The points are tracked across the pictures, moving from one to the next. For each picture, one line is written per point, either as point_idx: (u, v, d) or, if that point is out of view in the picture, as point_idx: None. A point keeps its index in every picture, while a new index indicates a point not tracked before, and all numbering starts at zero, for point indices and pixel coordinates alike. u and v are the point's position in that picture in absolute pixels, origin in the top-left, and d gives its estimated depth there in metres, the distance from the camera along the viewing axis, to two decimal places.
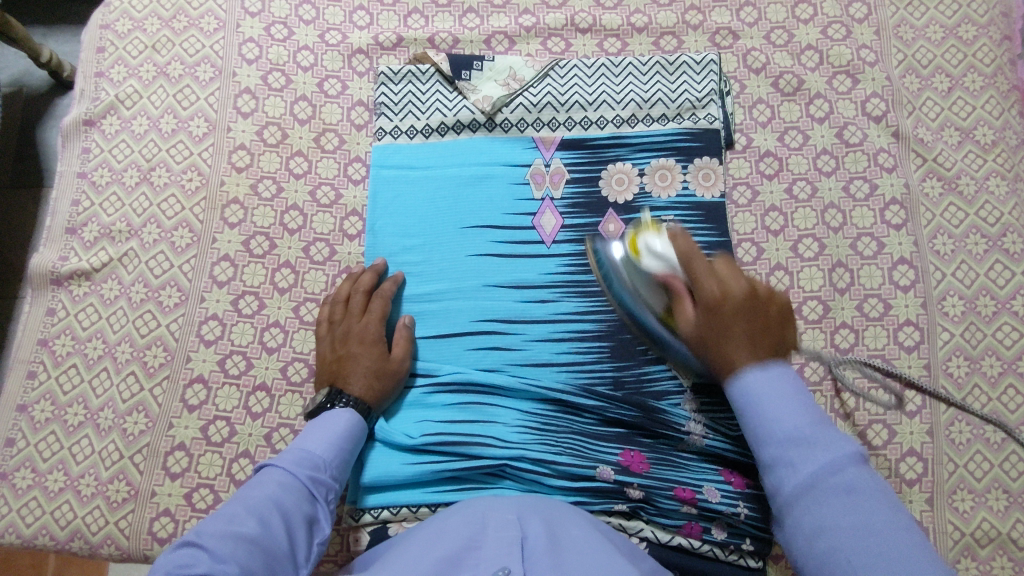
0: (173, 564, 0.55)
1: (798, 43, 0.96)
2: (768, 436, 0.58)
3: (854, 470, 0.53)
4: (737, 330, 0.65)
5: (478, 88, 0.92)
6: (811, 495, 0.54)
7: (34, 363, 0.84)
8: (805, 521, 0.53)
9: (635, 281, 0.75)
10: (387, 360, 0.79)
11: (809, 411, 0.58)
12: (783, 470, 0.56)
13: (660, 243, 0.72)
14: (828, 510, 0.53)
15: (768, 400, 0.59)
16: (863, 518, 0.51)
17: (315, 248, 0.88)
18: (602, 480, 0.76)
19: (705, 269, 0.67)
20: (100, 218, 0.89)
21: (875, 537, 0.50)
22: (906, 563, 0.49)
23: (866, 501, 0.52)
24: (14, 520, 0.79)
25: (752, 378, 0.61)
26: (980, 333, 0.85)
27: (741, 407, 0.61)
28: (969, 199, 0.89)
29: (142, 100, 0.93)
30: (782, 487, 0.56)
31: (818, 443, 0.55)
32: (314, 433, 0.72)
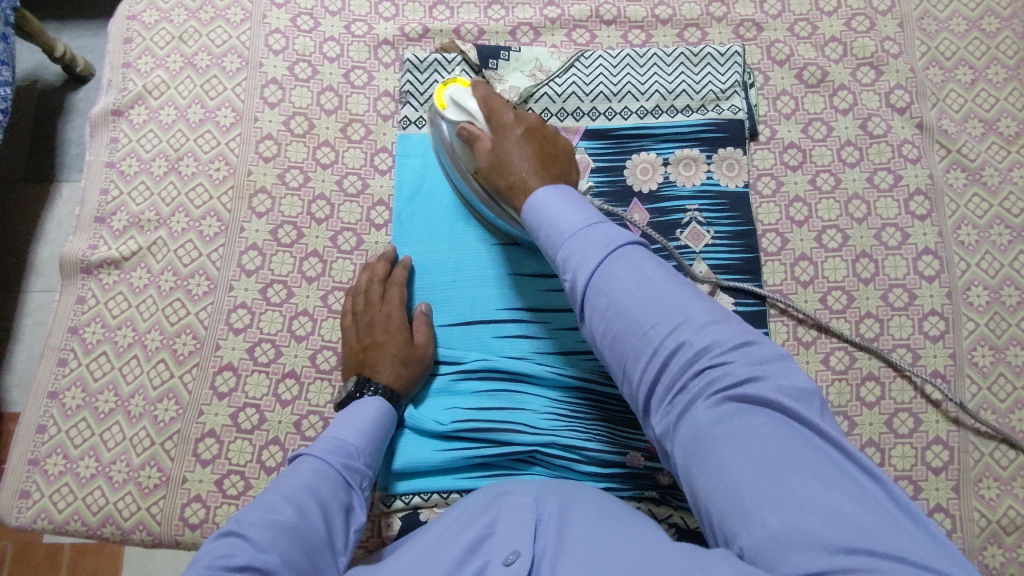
0: (215, 554, 0.57)
1: (822, 35, 0.96)
2: (561, 235, 0.64)
3: (635, 252, 0.62)
4: (529, 153, 0.73)
5: (504, 78, 0.93)
6: (602, 277, 0.61)
7: (65, 350, 0.85)
8: (602, 303, 0.61)
9: (448, 135, 0.82)
10: (411, 347, 0.80)
11: (592, 209, 0.65)
12: (580, 259, 0.62)
13: (466, 94, 0.79)
14: (618, 285, 0.60)
15: (556, 206, 0.66)
16: (649, 285, 0.60)
17: (342, 238, 0.89)
18: (632, 467, 0.77)
19: (503, 107, 0.77)
20: (129, 207, 0.89)
21: (659, 300, 0.59)
22: (683, 313, 0.59)
23: (648, 271, 0.61)
24: (46, 506, 0.79)
25: (542, 191, 0.67)
26: (1005, 323, 0.85)
27: (540, 224, 0.66)
28: (993, 190, 0.90)
29: (169, 90, 0.94)
30: (578, 280, 0.62)
31: (601, 240, 0.62)
32: (345, 421, 0.72)
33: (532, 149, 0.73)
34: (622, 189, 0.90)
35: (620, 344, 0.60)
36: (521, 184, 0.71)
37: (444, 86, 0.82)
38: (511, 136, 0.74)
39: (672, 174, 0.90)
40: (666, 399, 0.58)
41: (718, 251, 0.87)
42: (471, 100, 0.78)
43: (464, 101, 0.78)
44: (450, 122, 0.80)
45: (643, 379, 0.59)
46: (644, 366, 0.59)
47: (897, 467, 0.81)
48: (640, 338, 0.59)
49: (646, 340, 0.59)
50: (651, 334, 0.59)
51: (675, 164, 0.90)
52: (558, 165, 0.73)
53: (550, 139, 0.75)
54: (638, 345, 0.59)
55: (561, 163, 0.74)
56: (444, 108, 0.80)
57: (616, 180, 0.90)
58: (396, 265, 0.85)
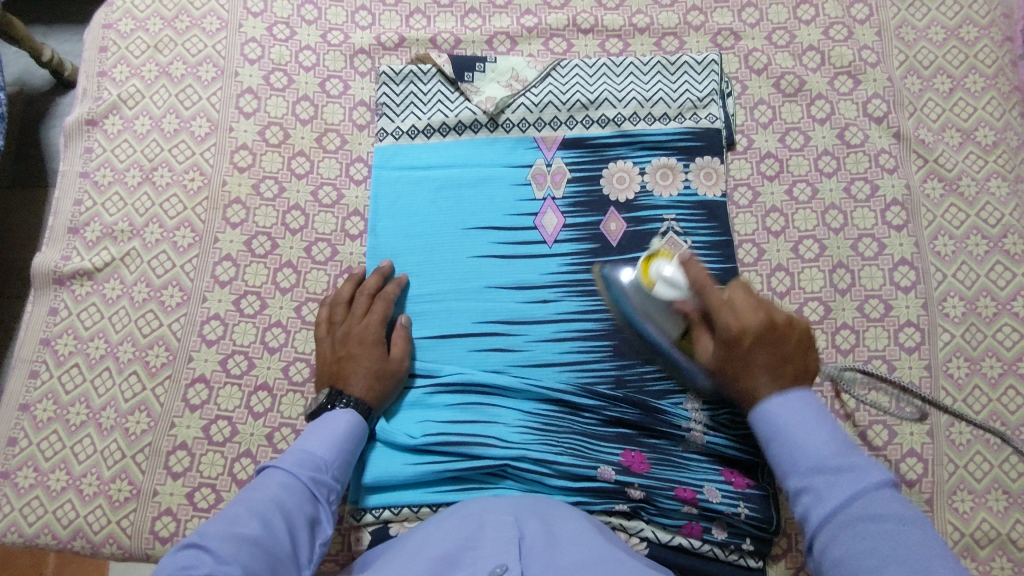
0: (175, 566, 0.55)
1: (800, 44, 0.96)
2: (791, 466, 0.57)
3: (881, 498, 0.52)
4: (757, 358, 0.66)
5: (481, 90, 0.92)
6: (838, 525, 0.52)
7: (36, 362, 0.84)
8: (834, 552, 0.51)
9: (651, 305, 0.76)
10: (387, 361, 0.79)
11: (836, 436, 0.56)
12: (807, 500, 0.54)
13: (672, 271, 0.74)
14: (855, 535, 0.50)
15: (790, 425, 0.58)
16: (892, 541, 0.49)
17: (317, 248, 0.88)
18: (603, 480, 0.76)
19: (722, 301, 0.69)
20: (103, 218, 0.89)
21: (904, 561, 0.48)
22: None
23: (899, 535, 0.49)
24: (16, 519, 0.79)
25: (771, 403, 0.60)
26: (981, 334, 0.85)
27: (765, 438, 0.60)
28: (970, 200, 0.89)
29: (144, 100, 0.93)
30: (807, 514, 0.54)
31: (840, 469, 0.54)
32: (314, 434, 0.72)
33: (762, 359, 0.65)
34: (599, 197, 0.89)
35: None
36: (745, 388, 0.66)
37: (646, 261, 0.77)
38: (742, 346, 0.66)
39: (649, 183, 0.89)
40: None
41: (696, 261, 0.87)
42: (682, 279, 0.73)
43: (676, 279, 0.74)
44: (658, 298, 0.75)
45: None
46: None
47: None
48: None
49: None
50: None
51: (652, 173, 0.90)
52: (791, 371, 0.65)
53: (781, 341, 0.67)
54: None
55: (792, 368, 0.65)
56: (649, 285, 0.75)
57: (593, 189, 0.89)
58: (384, 279, 0.84)
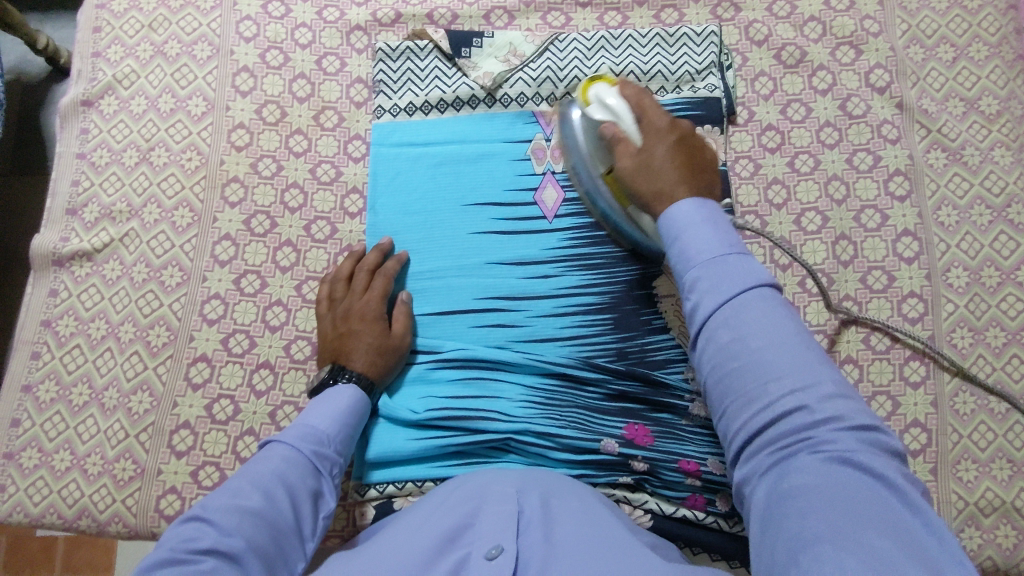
0: (178, 537, 0.55)
1: (801, 15, 0.95)
2: (689, 258, 0.57)
3: (770, 293, 0.54)
4: (670, 165, 0.68)
5: (478, 65, 0.92)
6: (729, 310, 0.53)
7: (38, 344, 0.84)
8: (722, 336, 0.53)
9: (588, 136, 0.77)
10: (388, 336, 0.79)
11: (727, 234, 0.58)
12: (698, 293, 0.55)
13: (610, 96, 0.73)
14: (745, 323, 0.53)
15: (691, 224, 0.59)
16: (779, 339, 0.52)
17: (316, 227, 0.88)
18: (606, 453, 0.76)
19: (655, 111, 0.71)
20: (101, 199, 0.89)
21: (787, 354, 0.51)
22: (808, 375, 0.50)
23: (782, 322, 0.52)
24: (22, 499, 0.79)
25: (682, 205, 0.61)
26: (985, 304, 0.84)
27: (670, 238, 0.60)
28: (974, 169, 0.89)
29: (140, 80, 0.92)
30: (698, 310, 0.55)
31: (736, 267, 0.55)
32: (317, 408, 0.71)
33: (674, 165, 0.67)
34: None
35: (726, 385, 0.52)
36: (660, 188, 0.67)
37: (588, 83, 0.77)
38: (664, 148, 0.68)
39: None
40: (755, 450, 0.50)
41: None
42: (612, 102, 0.72)
43: (606, 100, 0.73)
44: (594, 121, 0.75)
45: (741, 425, 0.51)
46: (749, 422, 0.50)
47: None
48: (756, 389, 0.51)
49: (762, 392, 0.50)
50: (768, 387, 0.50)
51: None
52: (697, 180, 0.68)
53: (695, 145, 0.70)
54: (755, 397, 0.51)
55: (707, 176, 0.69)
56: (587, 106, 0.75)
57: None
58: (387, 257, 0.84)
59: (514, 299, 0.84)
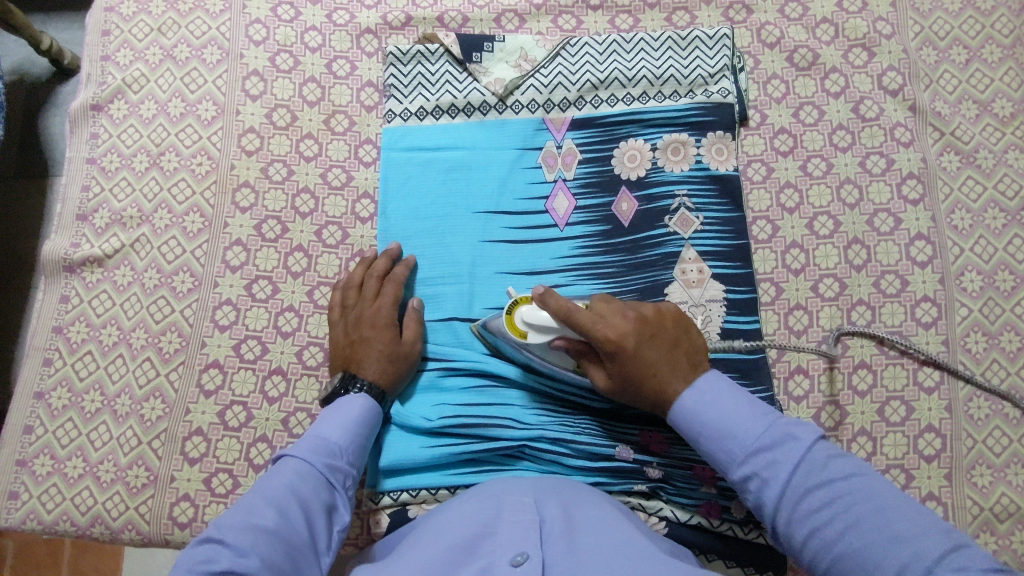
0: (195, 560, 0.56)
1: (813, 17, 0.95)
2: (729, 459, 0.61)
3: (824, 452, 0.57)
4: (654, 360, 0.67)
5: (489, 70, 0.91)
6: (790, 498, 0.56)
7: (49, 350, 0.84)
8: (800, 532, 0.55)
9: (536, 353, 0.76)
10: (398, 344, 0.78)
11: (750, 409, 0.62)
12: (755, 488, 0.59)
13: (544, 318, 0.73)
14: (829, 509, 0.54)
15: (712, 415, 0.63)
16: (865, 507, 0.53)
17: (327, 232, 0.87)
18: (621, 460, 0.77)
19: (591, 320, 0.69)
20: (111, 204, 0.88)
21: (883, 525, 0.52)
22: (910, 538, 0.50)
23: (855, 488, 0.54)
24: (35, 507, 0.79)
25: (684, 399, 0.65)
26: (999, 309, 0.84)
27: (696, 435, 0.64)
28: (988, 172, 0.88)
29: (149, 84, 0.92)
30: (762, 503, 0.58)
31: (779, 446, 0.58)
32: (328, 419, 0.71)
33: (657, 355, 0.67)
34: (610, 177, 0.88)
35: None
36: (663, 391, 0.66)
37: (509, 314, 0.75)
38: (632, 349, 0.67)
39: (660, 160, 0.88)
40: None
41: (709, 238, 0.86)
42: (548, 319, 0.72)
43: (541, 319, 0.73)
44: (539, 344, 0.74)
45: None
46: None
47: (889, 455, 0.80)
48: (873, 572, 0.51)
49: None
50: (883, 567, 0.50)
51: (664, 149, 0.89)
52: (683, 357, 0.68)
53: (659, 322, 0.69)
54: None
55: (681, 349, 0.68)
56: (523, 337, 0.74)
57: (604, 169, 0.88)
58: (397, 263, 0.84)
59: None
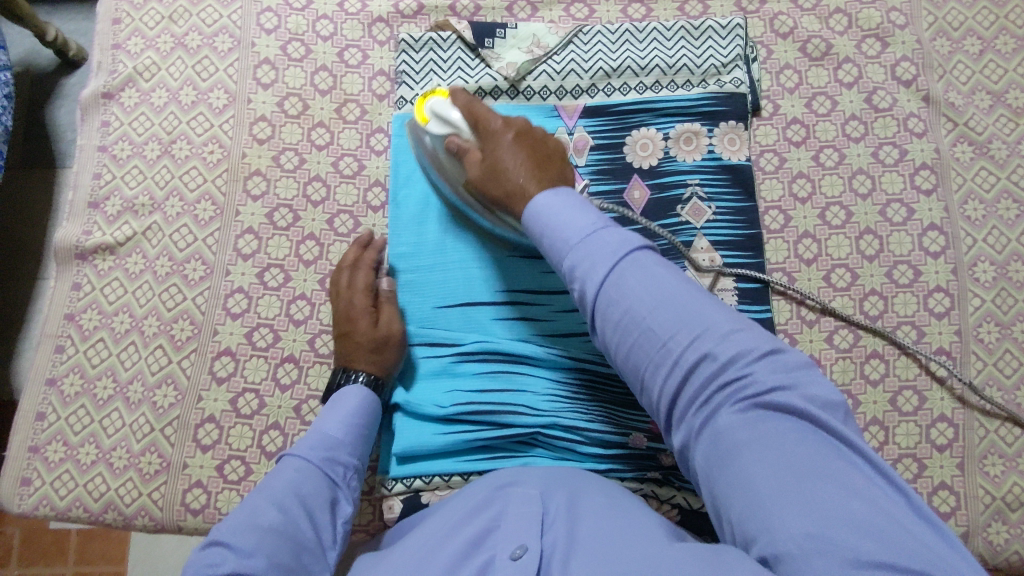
0: (202, 563, 0.56)
1: (827, 7, 0.94)
2: (565, 247, 0.60)
3: (647, 253, 0.58)
4: (519, 158, 0.68)
5: (501, 56, 0.91)
6: (610, 289, 0.56)
7: (62, 337, 0.84)
8: (614, 314, 0.57)
9: (437, 151, 0.79)
10: (376, 330, 0.78)
11: (595, 212, 0.61)
12: (584, 269, 0.58)
13: (449, 109, 0.75)
14: (632, 293, 0.56)
15: (557, 213, 0.61)
16: (668, 293, 0.56)
17: (339, 220, 0.87)
18: (634, 447, 0.77)
19: (488, 114, 0.72)
20: (123, 192, 0.88)
21: (682, 310, 0.55)
22: (705, 323, 0.54)
23: (662, 274, 0.56)
24: (48, 493, 0.79)
25: (540, 198, 0.63)
26: (1012, 299, 0.84)
27: (541, 230, 0.62)
28: (1001, 163, 0.88)
29: (160, 72, 0.92)
30: (586, 291, 0.58)
31: (609, 241, 0.58)
32: (328, 414, 0.71)
33: (524, 154, 0.68)
34: (622, 165, 0.88)
35: (636, 354, 0.56)
36: (517, 187, 0.66)
37: (423, 98, 0.78)
38: (504, 142, 0.69)
39: (672, 149, 0.88)
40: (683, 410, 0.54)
41: (720, 227, 0.86)
42: (455, 115, 0.74)
43: (449, 115, 0.75)
44: (438, 137, 0.77)
45: (662, 394, 0.55)
46: (666, 383, 0.55)
47: (901, 445, 0.80)
48: (657, 349, 0.55)
49: (666, 353, 0.54)
50: (670, 347, 0.54)
51: (676, 138, 0.88)
52: (551, 167, 0.68)
53: (540, 141, 0.70)
54: (659, 360, 0.55)
55: (553, 164, 0.69)
56: (426, 124, 0.77)
57: (616, 157, 0.88)
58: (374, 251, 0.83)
59: (465, 215, 0.85)
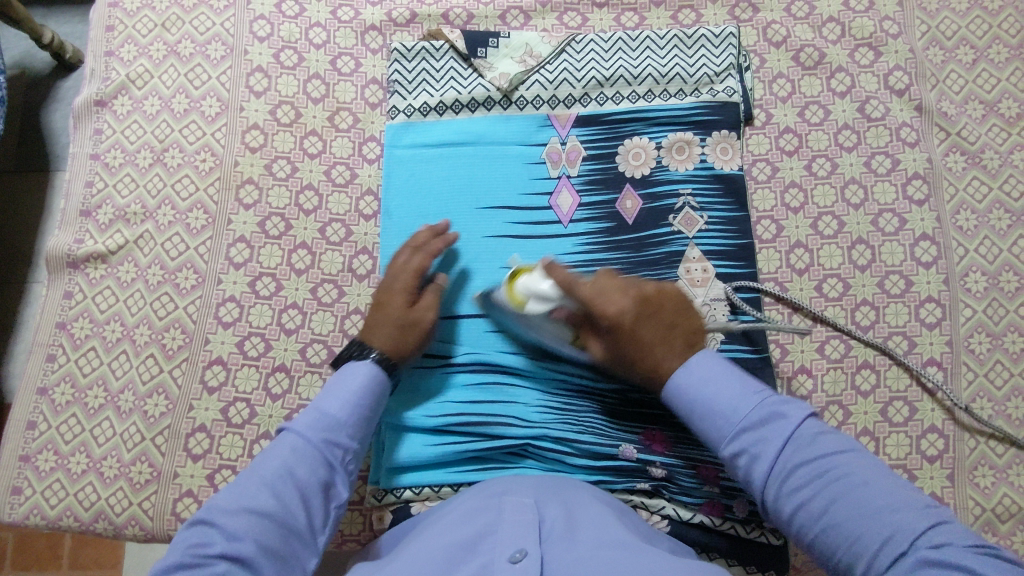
0: (188, 543, 0.57)
1: (820, 16, 0.94)
2: (723, 435, 0.63)
3: (814, 429, 0.60)
4: (645, 337, 0.71)
5: (494, 65, 0.90)
6: (778, 477, 0.59)
7: (53, 346, 0.84)
8: (790, 505, 0.58)
9: (534, 322, 0.77)
10: (408, 312, 0.76)
11: (749, 389, 0.64)
12: (750, 459, 0.61)
13: (540, 283, 0.73)
14: (805, 483, 0.58)
15: (710, 395, 0.65)
16: (839, 476, 0.57)
17: (331, 229, 0.87)
18: (624, 459, 0.77)
19: (592, 295, 0.71)
20: (115, 200, 0.88)
21: (857, 494, 0.55)
22: (890, 509, 0.54)
23: (832, 458, 0.58)
24: (39, 502, 0.79)
25: (681, 377, 0.67)
26: (1003, 310, 0.84)
27: (689, 412, 0.66)
28: (993, 173, 0.88)
29: (153, 80, 0.92)
30: (755, 478, 0.60)
31: (768, 424, 0.61)
32: (331, 392, 0.69)
33: (650, 334, 0.71)
34: (615, 174, 0.88)
35: (828, 547, 0.56)
36: (660, 369, 0.70)
37: (510, 283, 0.76)
38: (627, 321, 0.71)
39: (665, 158, 0.88)
40: None
41: (713, 237, 0.86)
42: (547, 290, 0.73)
43: (541, 292, 0.73)
44: (536, 315, 0.75)
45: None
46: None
47: (891, 456, 0.80)
48: (846, 541, 0.54)
49: (857, 547, 0.54)
50: (858, 537, 0.54)
51: (668, 148, 0.88)
52: (678, 333, 0.71)
53: (658, 304, 0.72)
54: (855, 554, 0.54)
55: (675, 330, 0.71)
56: (521, 305, 0.75)
57: (609, 166, 0.88)
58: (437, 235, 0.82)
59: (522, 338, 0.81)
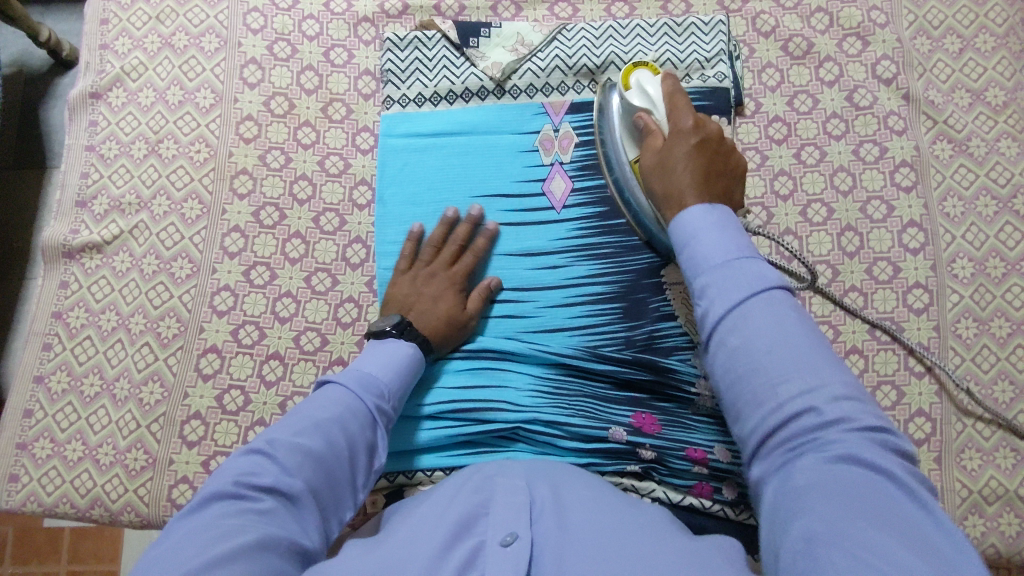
0: (238, 470, 0.56)
1: (808, 6, 0.95)
2: (704, 263, 0.62)
3: (781, 299, 0.58)
4: (697, 160, 0.74)
5: (486, 55, 0.92)
6: (736, 316, 0.58)
7: (49, 335, 0.85)
8: (732, 343, 0.57)
9: (617, 119, 0.82)
10: (459, 311, 0.80)
11: (741, 243, 0.62)
12: (710, 298, 0.60)
13: (649, 85, 0.80)
14: (753, 331, 0.56)
15: (705, 233, 0.64)
16: (780, 336, 0.56)
17: (325, 218, 0.88)
18: (614, 442, 0.77)
19: (683, 109, 0.77)
20: (110, 191, 0.89)
21: (793, 356, 0.55)
22: (817, 378, 0.53)
23: (785, 322, 0.56)
24: (35, 489, 0.80)
25: (699, 208, 0.66)
26: (990, 295, 0.85)
27: (686, 241, 0.65)
28: (980, 160, 0.89)
29: (147, 72, 0.93)
30: (709, 316, 0.60)
31: (743, 277, 0.59)
32: (375, 359, 0.70)
33: (701, 161, 0.73)
34: None
35: (742, 393, 0.56)
36: (676, 187, 0.73)
37: (630, 68, 0.82)
38: (684, 143, 0.75)
39: None
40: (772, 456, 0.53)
41: None
42: (653, 95, 0.79)
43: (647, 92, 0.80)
44: (626, 106, 0.81)
45: (755, 433, 0.54)
46: (763, 427, 0.54)
47: None
48: (764, 393, 0.54)
49: (771, 395, 0.54)
50: (777, 392, 0.54)
51: None
52: (718, 184, 0.73)
53: (721, 156, 0.75)
54: (761, 403, 0.54)
55: (726, 180, 0.74)
56: (625, 89, 0.81)
57: None
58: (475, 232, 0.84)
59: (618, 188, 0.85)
